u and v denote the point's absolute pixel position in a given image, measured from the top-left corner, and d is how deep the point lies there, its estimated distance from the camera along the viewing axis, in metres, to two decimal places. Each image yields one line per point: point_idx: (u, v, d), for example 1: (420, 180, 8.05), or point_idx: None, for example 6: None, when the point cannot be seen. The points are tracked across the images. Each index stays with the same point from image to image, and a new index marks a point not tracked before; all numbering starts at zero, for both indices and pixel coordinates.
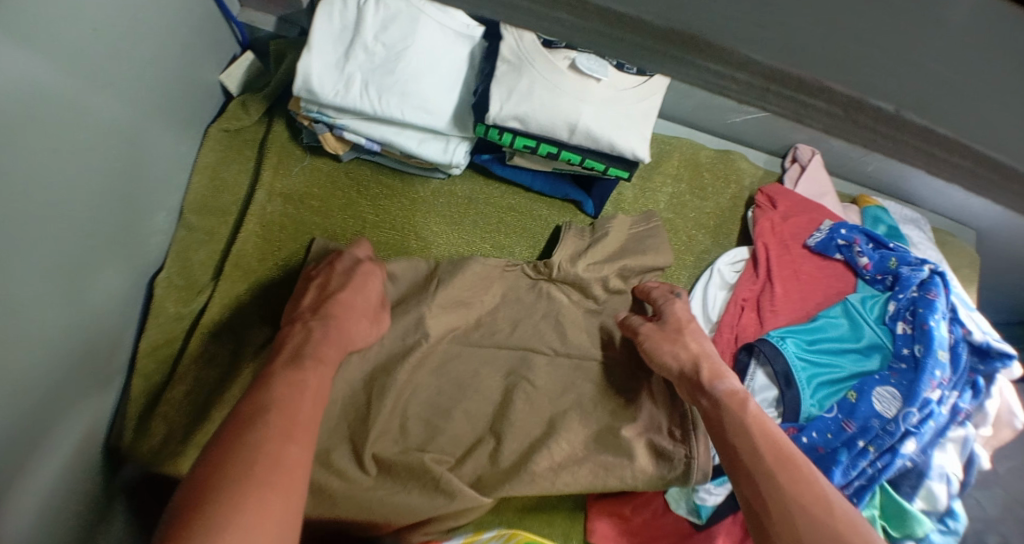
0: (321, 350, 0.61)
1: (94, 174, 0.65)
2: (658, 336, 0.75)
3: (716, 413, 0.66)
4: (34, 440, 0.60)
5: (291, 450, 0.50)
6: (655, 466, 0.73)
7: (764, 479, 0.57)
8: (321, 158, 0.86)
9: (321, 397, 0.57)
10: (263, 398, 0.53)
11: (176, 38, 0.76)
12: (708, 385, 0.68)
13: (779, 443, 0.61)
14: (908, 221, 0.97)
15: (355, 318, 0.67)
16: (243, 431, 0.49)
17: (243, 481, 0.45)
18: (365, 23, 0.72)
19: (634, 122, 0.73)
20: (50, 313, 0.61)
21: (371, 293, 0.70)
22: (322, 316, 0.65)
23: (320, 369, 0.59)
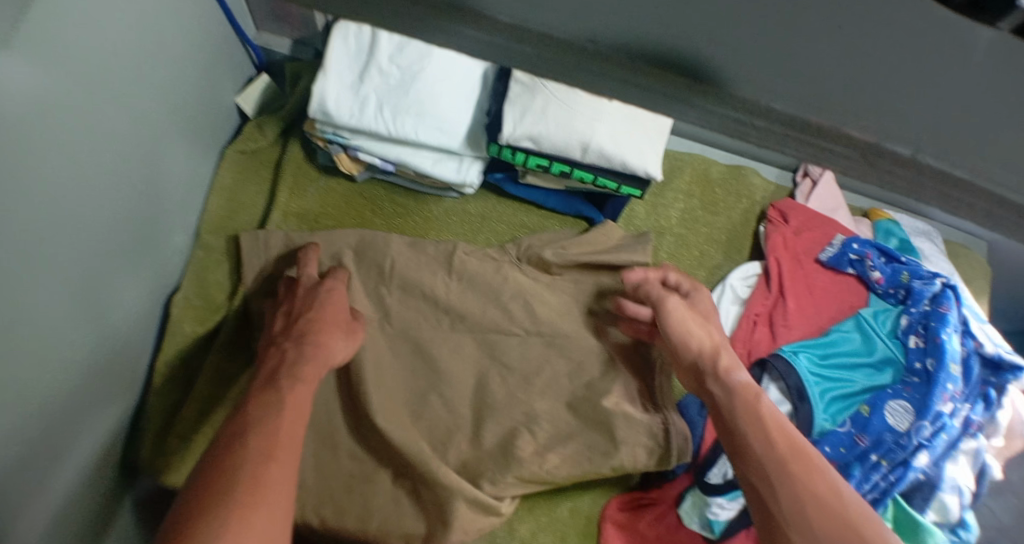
0: (300, 370, 0.60)
1: (113, 192, 0.66)
2: (686, 316, 0.73)
3: (728, 401, 0.64)
4: (50, 461, 0.61)
5: (271, 468, 0.48)
6: (644, 445, 0.76)
7: (776, 466, 0.55)
8: (335, 177, 0.88)
9: (300, 414, 0.55)
10: (239, 422, 0.52)
11: (196, 61, 0.77)
12: (725, 374, 0.66)
13: (792, 434, 0.59)
14: (920, 233, 0.98)
15: (329, 331, 0.66)
16: (237, 445, 0.49)
17: (225, 502, 0.44)
18: (380, 47, 0.74)
19: (647, 141, 0.73)
20: (72, 335, 0.62)
21: (342, 308, 0.70)
22: (297, 335, 0.64)
23: (296, 389, 0.57)
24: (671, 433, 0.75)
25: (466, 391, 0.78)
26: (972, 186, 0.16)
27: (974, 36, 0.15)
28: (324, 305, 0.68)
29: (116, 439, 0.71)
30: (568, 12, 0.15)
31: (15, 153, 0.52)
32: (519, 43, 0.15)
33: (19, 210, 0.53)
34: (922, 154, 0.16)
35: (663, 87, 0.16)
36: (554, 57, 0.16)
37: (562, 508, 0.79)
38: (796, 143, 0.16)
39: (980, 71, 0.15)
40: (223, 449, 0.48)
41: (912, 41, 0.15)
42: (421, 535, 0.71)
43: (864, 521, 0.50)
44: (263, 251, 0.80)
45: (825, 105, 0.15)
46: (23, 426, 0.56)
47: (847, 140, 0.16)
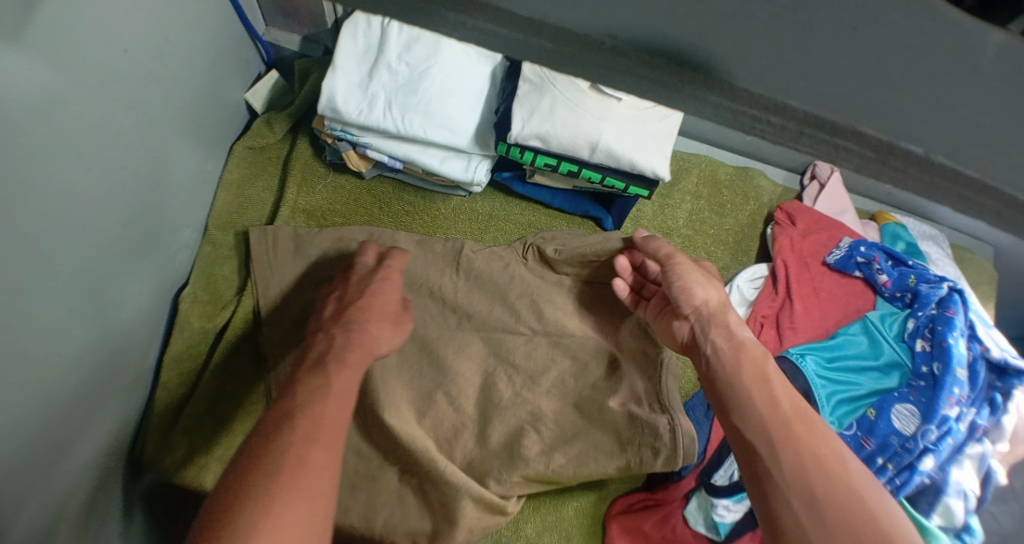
0: (346, 356, 0.59)
1: (122, 190, 0.66)
2: (688, 268, 0.67)
3: (731, 356, 0.60)
4: (54, 457, 0.60)
5: (315, 453, 0.48)
6: (652, 444, 0.72)
7: (779, 428, 0.52)
8: (343, 175, 0.88)
9: (347, 398, 0.55)
10: (286, 406, 0.51)
11: (204, 58, 0.77)
12: (731, 329, 0.62)
13: (793, 396, 0.56)
14: (927, 238, 0.98)
15: (377, 320, 0.64)
16: (274, 434, 0.48)
17: (269, 485, 0.44)
18: (389, 44, 0.73)
19: (656, 141, 0.73)
20: (78, 330, 0.62)
21: (397, 297, 0.70)
22: (345, 322, 0.63)
23: (344, 374, 0.57)
24: (677, 436, 0.71)
25: (472, 390, 0.78)
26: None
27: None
28: (377, 294, 0.67)
29: (123, 436, 0.71)
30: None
31: (23, 151, 0.52)
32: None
33: (26, 207, 0.53)
34: None
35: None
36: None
37: (567, 509, 0.79)
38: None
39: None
40: (259, 437, 0.48)
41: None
42: (427, 533, 0.71)
43: (867, 491, 0.48)
44: (274, 246, 0.80)
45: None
46: (28, 421, 0.56)
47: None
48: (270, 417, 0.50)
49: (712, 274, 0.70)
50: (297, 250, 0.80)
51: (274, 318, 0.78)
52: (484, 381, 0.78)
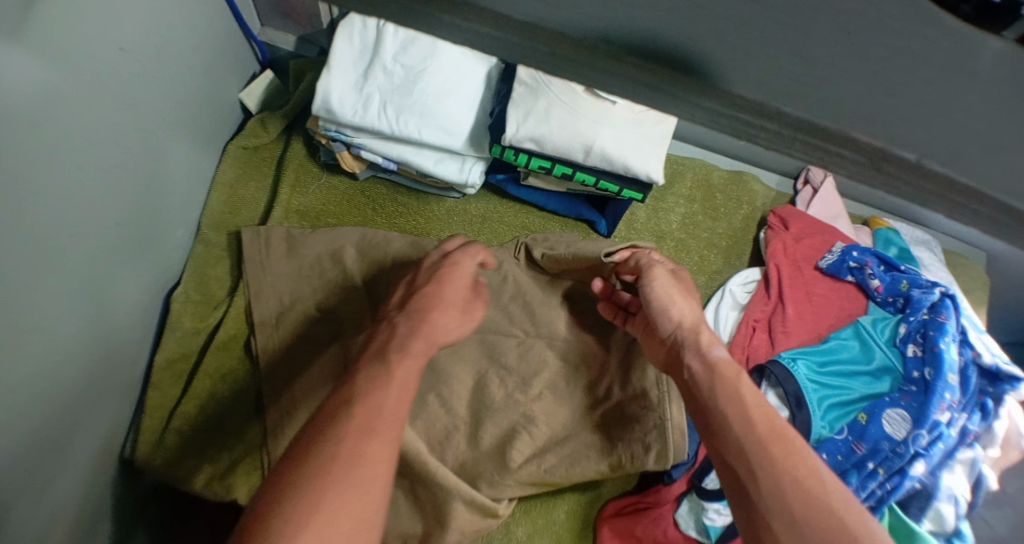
0: (408, 345, 0.56)
1: (117, 187, 0.66)
2: (670, 287, 0.68)
3: (708, 377, 0.59)
4: (44, 458, 0.60)
5: (369, 447, 0.45)
6: (649, 441, 0.70)
7: (756, 449, 0.51)
8: (337, 176, 0.88)
9: (408, 388, 0.52)
10: (346, 392, 0.50)
11: (200, 56, 0.77)
12: (704, 348, 0.61)
13: (772, 414, 0.55)
14: (919, 243, 0.99)
15: (445, 310, 0.63)
16: (329, 426, 0.46)
17: (320, 477, 0.42)
18: (385, 45, 0.73)
19: (651, 144, 0.73)
20: (70, 329, 0.61)
21: (462, 291, 0.66)
22: (409, 312, 0.61)
23: (405, 363, 0.54)
24: (667, 432, 0.70)
25: (464, 392, 0.78)
26: (974, 194, 0.15)
27: (982, 47, 0.14)
28: (444, 281, 0.66)
29: (113, 436, 0.70)
30: (582, 12, 0.15)
31: (16, 145, 0.52)
32: (532, 37, 0.15)
33: (18, 201, 0.53)
34: (927, 160, 0.15)
35: (676, 91, 0.15)
36: (568, 55, 0.16)
37: (558, 511, 0.79)
38: (805, 148, 0.16)
39: (989, 81, 0.14)
40: (314, 428, 0.46)
41: (928, 53, 0.14)
42: (418, 535, 0.71)
43: (847, 511, 0.47)
44: (266, 245, 0.79)
45: (838, 110, 0.15)
46: (20, 420, 0.56)
47: (856, 145, 0.15)
48: (330, 408, 0.48)
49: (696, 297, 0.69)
50: (290, 251, 0.80)
51: (269, 317, 0.77)
52: (477, 383, 0.79)
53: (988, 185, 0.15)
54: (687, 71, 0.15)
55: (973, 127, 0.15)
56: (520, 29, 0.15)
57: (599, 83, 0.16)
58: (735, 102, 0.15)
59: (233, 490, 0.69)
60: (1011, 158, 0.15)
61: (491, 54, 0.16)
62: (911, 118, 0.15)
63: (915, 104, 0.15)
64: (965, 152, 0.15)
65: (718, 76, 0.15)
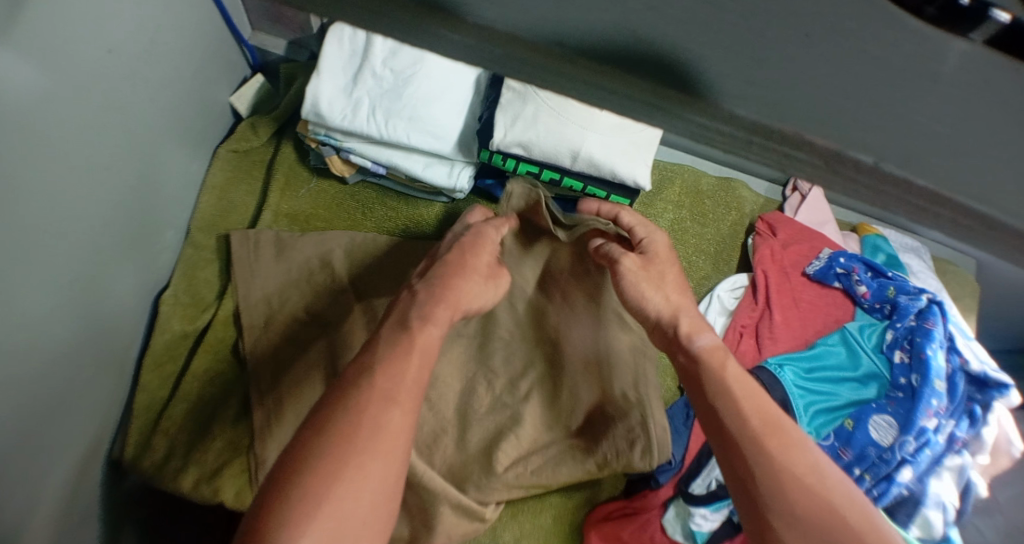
0: (432, 312, 0.59)
1: (105, 187, 0.66)
2: (640, 272, 0.67)
3: (695, 371, 0.59)
4: (32, 458, 0.60)
5: (393, 415, 0.47)
6: (638, 441, 0.73)
7: (751, 445, 0.51)
8: (327, 180, 0.88)
9: (429, 356, 0.55)
10: (368, 359, 0.52)
11: (190, 60, 0.78)
12: (686, 341, 0.62)
13: (765, 405, 0.55)
14: (908, 249, 0.99)
15: (466, 275, 0.64)
16: (348, 391, 0.49)
17: (345, 442, 0.44)
18: (374, 50, 0.74)
19: (638, 150, 0.74)
20: (59, 329, 0.62)
21: (486, 258, 0.67)
22: (429, 279, 0.63)
23: (426, 331, 0.56)
24: (651, 426, 0.73)
25: (451, 394, 0.78)
26: (936, 197, 0.16)
27: (947, 49, 0.16)
28: (465, 251, 0.66)
29: (100, 436, 0.71)
30: (533, 17, 0.16)
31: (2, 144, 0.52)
32: (493, 44, 0.16)
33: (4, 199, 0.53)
34: (884, 163, 0.16)
35: (630, 93, 0.17)
36: (526, 60, 0.17)
37: (545, 517, 0.79)
38: (761, 151, 0.17)
39: (949, 84, 0.16)
40: (329, 400, 0.48)
41: (890, 55, 0.16)
42: (406, 538, 0.70)
43: (848, 507, 0.47)
44: (256, 243, 0.80)
45: (790, 115, 0.16)
46: (8, 420, 0.56)
47: (811, 147, 0.17)
48: (350, 378, 0.50)
49: (676, 267, 0.69)
50: (279, 254, 0.80)
51: (257, 319, 0.77)
52: (464, 386, 0.79)
53: (952, 188, 0.16)
54: (641, 72, 0.16)
55: (928, 128, 0.16)
56: (478, 33, 0.16)
57: (563, 86, 0.17)
58: (699, 107, 0.16)
59: (218, 492, 0.69)
60: (973, 161, 0.16)
61: (456, 57, 0.17)
62: (863, 121, 0.16)
63: (868, 109, 0.16)
64: (923, 157, 0.16)
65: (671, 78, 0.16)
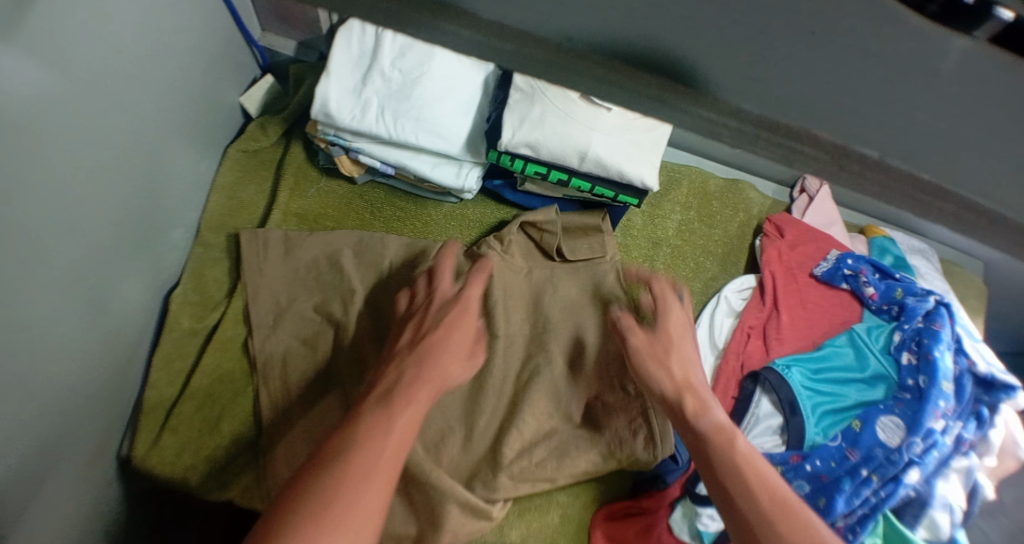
0: (416, 391, 0.57)
1: (114, 186, 0.67)
2: (647, 350, 0.68)
3: (703, 452, 0.60)
4: (41, 452, 0.60)
5: (365, 496, 0.46)
6: (642, 431, 0.75)
7: (764, 533, 0.51)
8: (335, 180, 0.89)
9: (410, 432, 0.53)
10: (343, 438, 0.50)
11: (198, 60, 0.78)
12: (692, 420, 0.62)
13: (775, 488, 0.55)
14: (915, 251, 0.99)
15: (447, 353, 0.62)
16: (323, 469, 0.47)
17: (312, 523, 0.43)
18: (383, 50, 0.74)
19: (645, 152, 0.74)
20: (68, 326, 0.62)
21: (468, 339, 0.65)
22: (418, 352, 0.61)
23: (411, 407, 0.55)
24: (651, 417, 0.76)
25: (458, 393, 0.77)
26: (939, 192, 0.16)
27: (949, 47, 0.15)
28: (453, 328, 0.64)
29: (108, 432, 0.71)
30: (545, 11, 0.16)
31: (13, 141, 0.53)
32: (506, 41, 0.17)
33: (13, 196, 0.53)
34: (888, 157, 0.16)
35: (635, 86, 0.17)
36: (535, 56, 0.17)
37: (553, 516, 0.78)
38: (767, 143, 0.17)
39: (950, 81, 0.15)
40: (294, 487, 0.46)
41: (894, 57, 0.15)
42: (412, 537, 0.70)
43: None
44: (265, 239, 0.80)
45: (791, 107, 0.16)
46: (18, 413, 0.57)
47: (842, 143, 0.17)
48: (318, 459, 0.48)
49: (690, 344, 0.69)
50: (287, 253, 0.80)
51: (266, 319, 0.77)
52: (472, 384, 0.78)
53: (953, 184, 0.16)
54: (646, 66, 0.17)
55: (928, 126, 0.16)
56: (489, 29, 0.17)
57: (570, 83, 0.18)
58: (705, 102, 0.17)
59: (226, 491, 0.71)
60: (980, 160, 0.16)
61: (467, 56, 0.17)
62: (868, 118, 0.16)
63: (871, 103, 0.16)
64: (925, 154, 0.16)
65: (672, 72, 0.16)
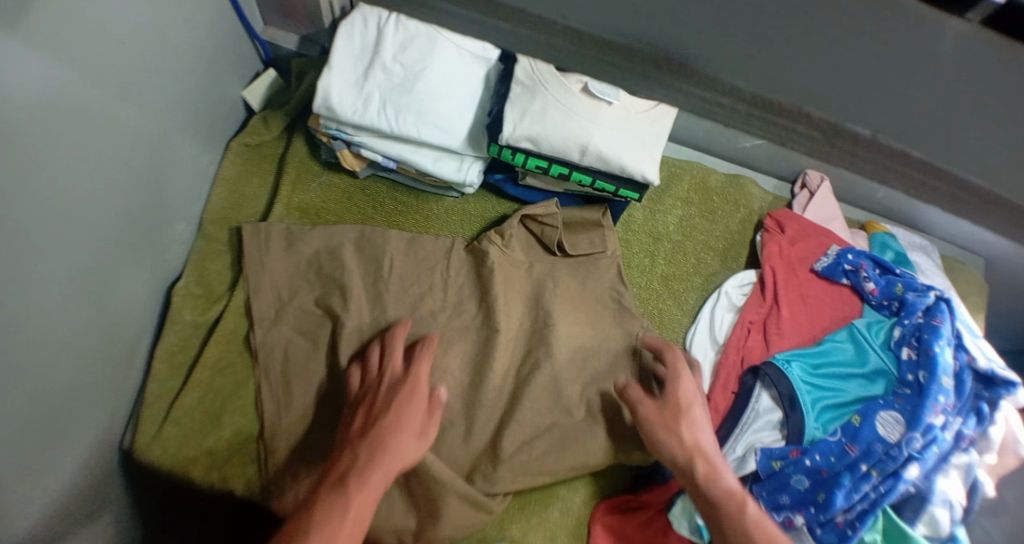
0: (369, 475, 0.59)
1: (117, 175, 0.67)
2: (657, 418, 0.71)
3: (713, 517, 0.65)
4: (42, 443, 0.61)
5: None
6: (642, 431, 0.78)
7: None
8: (338, 174, 0.89)
9: (362, 522, 0.57)
10: (298, 527, 0.54)
11: (200, 55, 0.78)
12: (703, 485, 0.67)
13: None
14: (916, 248, 0.99)
15: (400, 436, 0.63)
16: None
17: None
18: (385, 45, 0.75)
19: (646, 146, 0.74)
20: (68, 318, 0.62)
21: (419, 417, 0.66)
22: (371, 437, 0.62)
23: (364, 493, 0.58)
24: None
25: (458, 386, 0.77)
26: None
27: None
28: (404, 408, 0.65)
29: (110, 422, 0.71)
30: None
31: (19, 127, 0.53)
32: None
33: (18, 182, 0.54)
34: None
35: None
36: None
37: (553, 509, 0.78)
38: None
39: None
40: None
41: None
42: (412, 530, 0.71)
43: None
44: (265, 232, 0.80)
45: None
46: (18, 404, 0.57)
47: (734, 91, 0.31)
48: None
49: (696, 406, 0.72)
50: (289, 247, 0.80)
51: (268, 312, 0.77)
52: (473, 379, 0.78)
53: None
54: None
55: None
56: None
57: None
58: None
59: (229, 482, 0.72)
60: None
61: None
62: (859, 89, 0.30)
63: None
64: None
65: (649, 54, 0.33)
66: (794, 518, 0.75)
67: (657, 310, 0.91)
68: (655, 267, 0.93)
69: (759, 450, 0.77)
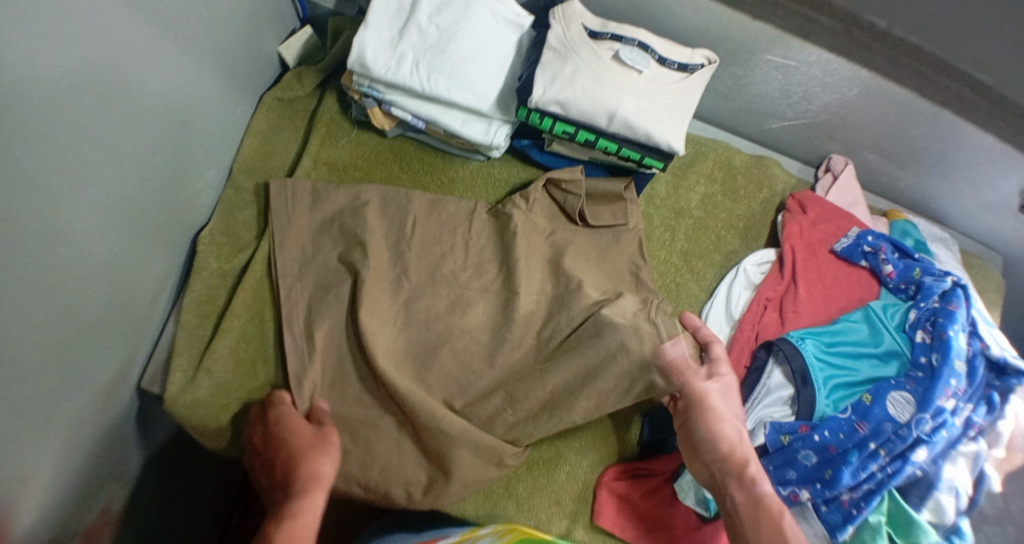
0: (288, 507, 0.62)
1: (152, 114, 0.69)
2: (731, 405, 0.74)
3: (751, 512, 0.68)
4: (66, 370, 0.62)
5: None
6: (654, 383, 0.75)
7: None
8: (367, 132, 0.90)
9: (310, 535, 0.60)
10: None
11: (238, 6, 0.80)
12: (754, 480, 0.70)
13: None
14: (936, 240, 0.99)
15: (303, 459, 0.66)
16: None
17: None
18: (421, 7, 0.77)
19: (673, 115, 0.75)
20: (97, 250, 0.64)
21: (305, 435, 0.69)
22: (280, 483, 0.66)
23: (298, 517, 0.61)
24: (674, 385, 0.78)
25: (475, 345, 0.79)
26: None
27: None
28: (282, 443, 0.68)
29: (130, 360, 0.73)
30: None
31: (62, 51, 0.55)
32: None
33: (57, 104, 0.56)
34: None
35: None
36: None
37: (559, 473, 0.79)
38: None
39: None
40: None
41: None
42: (422, 483, 0.73)
43: None
44: (294, 184, 0.82)
45: None
46: (43, 327, 0.58)
47: None
48: None
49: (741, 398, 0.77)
50: (315, 201, 0.82)
51: (291, 263, 0.79)
52: (491, 338, 0.79)
53: None
54: None
55: None
56: None
57: None
58: None
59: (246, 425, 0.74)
60: None
61: None
62: None
63: None
64: None
65: None
66: (799, 493, 0.76)
67: (674, 285, 0.92)
68: (676, 239, 0.95)
69: (769, 424, 0.79)
